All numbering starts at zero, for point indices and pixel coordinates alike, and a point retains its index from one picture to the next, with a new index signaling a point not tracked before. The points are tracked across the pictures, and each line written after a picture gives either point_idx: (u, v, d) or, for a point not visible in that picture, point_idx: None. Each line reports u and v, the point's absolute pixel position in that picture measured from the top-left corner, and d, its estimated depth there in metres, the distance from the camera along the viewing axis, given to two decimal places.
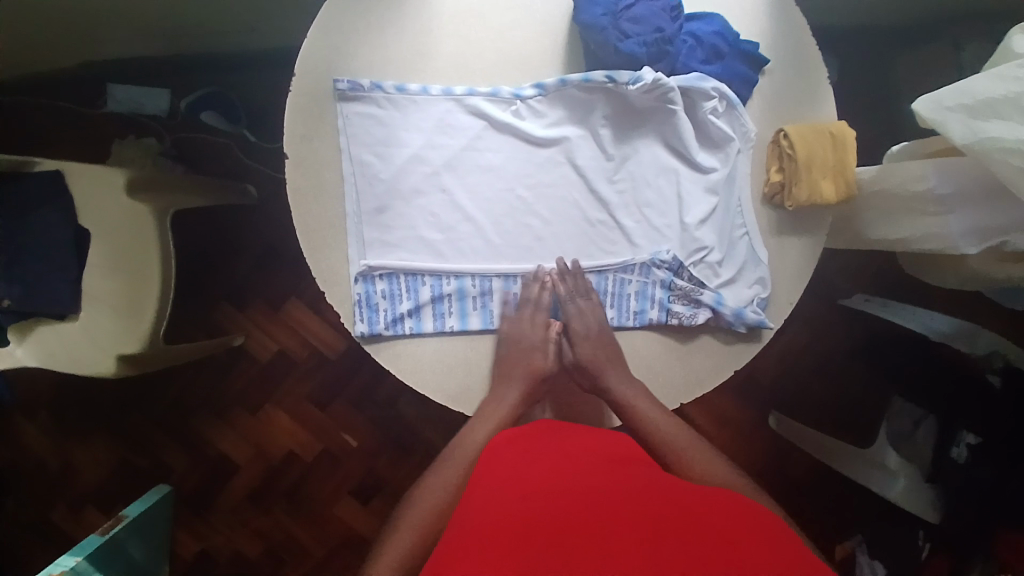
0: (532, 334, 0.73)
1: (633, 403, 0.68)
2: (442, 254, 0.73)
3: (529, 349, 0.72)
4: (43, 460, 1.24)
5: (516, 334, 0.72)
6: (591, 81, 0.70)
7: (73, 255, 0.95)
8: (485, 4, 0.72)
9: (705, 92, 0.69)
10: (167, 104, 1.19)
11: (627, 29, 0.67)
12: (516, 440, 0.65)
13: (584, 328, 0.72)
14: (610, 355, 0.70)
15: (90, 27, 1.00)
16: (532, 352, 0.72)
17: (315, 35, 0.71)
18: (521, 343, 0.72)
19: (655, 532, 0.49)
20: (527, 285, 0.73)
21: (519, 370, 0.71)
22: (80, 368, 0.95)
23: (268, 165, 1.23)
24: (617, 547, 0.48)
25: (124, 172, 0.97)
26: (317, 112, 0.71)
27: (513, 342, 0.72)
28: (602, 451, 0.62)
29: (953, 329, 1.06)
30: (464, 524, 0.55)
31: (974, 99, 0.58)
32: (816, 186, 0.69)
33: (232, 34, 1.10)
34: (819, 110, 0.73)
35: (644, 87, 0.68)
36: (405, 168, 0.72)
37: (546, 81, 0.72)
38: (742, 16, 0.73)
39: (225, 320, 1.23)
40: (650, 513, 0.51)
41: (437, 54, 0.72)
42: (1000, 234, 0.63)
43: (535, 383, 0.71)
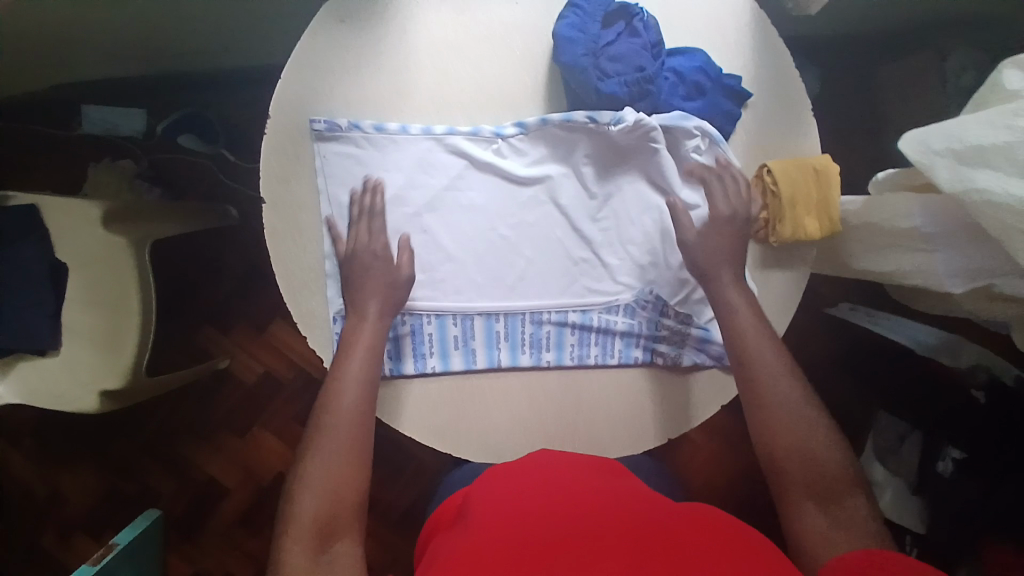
0: (371, 245, 0.69)
1: (739, 318, 0.66)
2: (416, 295, 0.72)
3: (369, 263, 0.68)
4: (30, 487, 1.23)
5: (365, 246, 0.69)
6: (572, 121, 0.69)
7: (49, 289, 0.94)
8: (464, 40, 0.71)
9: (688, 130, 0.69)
10: (143, 124, 1.16)
11: (607, 68, 0.67)
12: (503, 474, 0.66)
13: (731, 211, 0.70)
14: (727, 254, 0.69)
15: (60, 54, 0.98)
16: (370, 261, 0.68)
17: (290, 74, 0.69)
18: (362, 252, 0.68)
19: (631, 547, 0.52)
20: (366, 193, 0.70)
21: (372, 285, 0.68)
22: (61, 404, 0.93)
23: (246, 185, 1.20)
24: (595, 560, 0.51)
25: (99, 205, 0.96)
26: (294, 155, 0.69)
27: (354, 257, 0.68)
28: (583, 473, 0.65)
29: (936, 340, 1.06)
30: (452, 554, 0.57)
31: (963, 145, 0.54)
32: (800, 224, 0.69)
33: (206, 54, 1.08)
34: (803, 141, 0.72)
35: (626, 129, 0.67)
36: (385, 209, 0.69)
37: (526, 119, 0.71)
38: (723, 48, 0.72)
39: (209, 343, 1.22)
40: (624, 535, 0.54)
41: (417, 91, 0.70)
42: (987, 276, 0.60)
43: (390, 296, 0.68)
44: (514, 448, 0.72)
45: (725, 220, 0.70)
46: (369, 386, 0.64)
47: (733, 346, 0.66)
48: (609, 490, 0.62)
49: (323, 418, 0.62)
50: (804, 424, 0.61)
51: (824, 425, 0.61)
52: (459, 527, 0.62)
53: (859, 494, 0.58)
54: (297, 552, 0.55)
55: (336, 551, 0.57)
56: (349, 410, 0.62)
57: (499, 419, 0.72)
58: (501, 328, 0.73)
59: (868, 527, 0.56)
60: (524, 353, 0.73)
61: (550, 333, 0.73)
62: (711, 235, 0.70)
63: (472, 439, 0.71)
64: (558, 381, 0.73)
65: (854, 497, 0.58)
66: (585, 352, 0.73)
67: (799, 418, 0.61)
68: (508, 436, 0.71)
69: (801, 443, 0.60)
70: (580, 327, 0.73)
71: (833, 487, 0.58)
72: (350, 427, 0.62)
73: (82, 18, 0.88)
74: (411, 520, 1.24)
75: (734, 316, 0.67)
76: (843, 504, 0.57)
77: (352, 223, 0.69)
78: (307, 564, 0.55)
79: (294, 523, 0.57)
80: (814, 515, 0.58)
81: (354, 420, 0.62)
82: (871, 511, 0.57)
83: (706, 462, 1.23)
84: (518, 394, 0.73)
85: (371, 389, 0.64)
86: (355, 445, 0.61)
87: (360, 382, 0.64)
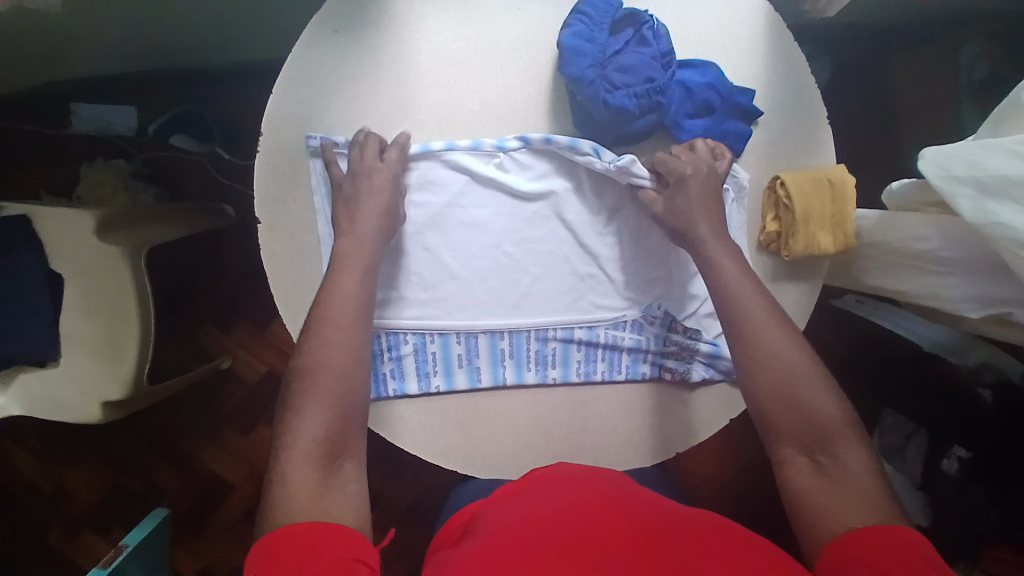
0: (382, 167, 0.66)
1: (725, 267, 0.62)
2: (419, 314, 0.70)
3: (377, 189, 0.65)
4: (37, 484, 1.24)
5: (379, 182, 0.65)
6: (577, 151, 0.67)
7: (48, 300, 0.93)
8: (466, 51, 0.68)
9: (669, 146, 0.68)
10: (136, 122, 1.14)
11: (615, 80, 0.64)
12: (507, 496, 0.65)
13: (689, 167, 0.65)
14: (701, 208, 0.65)
15: (48, 53, 0.95)
16: (380, 183, 0.65)
17: (285, 89, 0.67)
18: (376, 184, 0.65)
19: (640, 551, 0.54)
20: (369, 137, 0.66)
21: (371, 205, 0.65)
22: (65, 413, 0.92)
23: (244, 184, 1.18)
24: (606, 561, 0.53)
25: (94, 214, 0.94)
26: (290, 174, 0.67)
27: (360, 173, 0.65)
28: (593, 477, 0.66)
29: (943, 339, 1.01)
30: (465, 554, 0.58)
31: (986, 173, 0.52)
32: (814, 238, 0.67)
33: (198, 51, 1.05)
34: (816, 156, 0.69)
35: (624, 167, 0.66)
36: (372, 231, 0.64)
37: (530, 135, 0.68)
38: (737, 56, 0.69)
39: (210, 343, 1.21)
40: (632, 539, 0.56)
41: (417, 106, 0.68)
42: (1003, 305, 0.59)
43: (388, 222, 0.65)
44: (519, 467, 0.71)
45: (688, 178, 0.65)
46: (362, 307, 0.62)
47: (719, 298, 0.62)
48: (615, 494, 0.63)
49: (318, 342, 0.60)
50: (799, 369, 0.58)
51: (818, 372, 0.59)
52: (476, 526, 0.64)
53: (858, 441, 0.56)
54: (301, 474, 0.54)
55: (343, 474, 0.56)
56: (342, 328, 0.60)
57: (504, 437, 0.70)
58: (507, 345, 0.71)
59: (862, 479, 0.54)
60: (530, 370, 0.71)
61: (556, 350, 0.72)
62: (675, 202, 0.65)
63: (478, 457, 0.70)
64: (564, 398, 0.72)
65: (850, 446, 0.55)
66: (591, 368, 0.72)
67: (791, 370, 0.58)
68: (514, 454, 0.70)
69: (793, 394, 0.57)
70: (586, 343, 0.72)
71: (823, 439, 0.56)
72: (345, 350, 0.60)
73: (70, 17, 0.85)
74: (417, 517, 1.24)
75: (718, 268, 0.63)
76: (836, 456, 0.55)
77: (353, 147, 0.66)
78: (314, 485, 0.54)
79: (297, 446, 0.55)
80: (803, 469, 0.56)
81: (348, 343, 0.60)
82: (870, 458, 0.55)
83: (709, 455, 1.22)
84: (524, 411, 0.71)
85: (365, 309, 0.62)
86: (352, 369, 0.60)
87: (354, 303, 0.61)
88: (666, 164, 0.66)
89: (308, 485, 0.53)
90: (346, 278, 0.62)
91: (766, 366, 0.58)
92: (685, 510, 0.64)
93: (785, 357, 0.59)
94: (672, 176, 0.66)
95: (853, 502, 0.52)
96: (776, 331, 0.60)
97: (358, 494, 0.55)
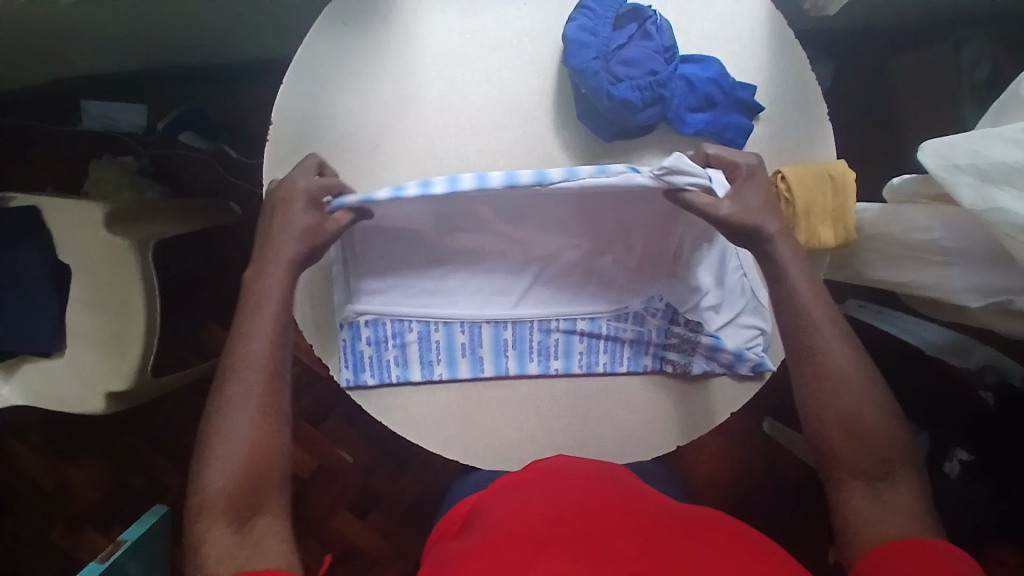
0: (307, 179, 0.64)
1: (791, 275, 0.63)
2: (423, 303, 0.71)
3: (292, 202, 0.63)
4: (39, 480, 1.24)
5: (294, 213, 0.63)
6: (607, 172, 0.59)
7: (52, 292, 0.92)
8: (471, 44, 0.69)
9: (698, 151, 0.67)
10: (143, 120, 1.16)
11: (618, 72, 0.65)
12: (503, 487, 0.66)
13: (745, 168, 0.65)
14: (766, 200, 0.64)
15: (59, 47, 0.96)
16: (298, 203, 0.63)
17: (293, 81, 0.68)
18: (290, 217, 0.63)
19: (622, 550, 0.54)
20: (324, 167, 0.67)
21: (281, 224, 0.63)
22: (69, 406, 0.93)
23: (249, 181, 1.19)
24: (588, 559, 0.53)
25: (102, 207, 0.94)
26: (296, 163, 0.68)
27: (280, 196, 0.64)
28: (604, 474, 0.66)
29: (945, 340, 1.00)
30: (470, 544, 0.59)
31: (988, 162, 0.53)
32: (815, 232, 0.67)
33: (208, 48, 1.06)
34: (817, 152, 0.70)
35: (675, 168, 0.59)
36: (290, 245, 0.63)
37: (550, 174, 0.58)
38: (738, 52, 0.70)
39: (213, 339, 1.21)
40: (619, 537, 0.56)
41: (421, 99, 0.69)
42: (1004, 293, 0.60)
43: (308, 240, 0.63)
44: (521, 458, 0.71)
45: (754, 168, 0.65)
46: (275, 350, 0.61)
47: (791, 310, 0.62)
48: (620, 489, 0.63)
49: (229, 397, 0.60)
50: (865, 395, 0.60)
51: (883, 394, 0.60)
52: (480, 514, 0.64)
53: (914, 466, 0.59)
54: (215, 532, 0.57)
55: (257, 527, 0.58)
56: (253, 377, 0.60)
57: (507, 429, 0.71)
58: (509, 336, 0.72)
59: (912, 506, 0.57)
60: (532, 361, 0.72)
61: (558, 341, 0.72)
62: (743, 196, 0.64)
63: (481, 447, 0.70)
64: (566, 390, 0.72)
65: (905, 472, 0.58)
66: (593, 359, 0.72)
67: (860, 392, 0.60)
68: (516, 446, 0.71)
69: (860, 414, 0.59)
70: (589, 334, 0.73)
71: (887, 466, 0.58)
72: (260, 403, 0.60)
73: (84, 13, 0.87)
74: (418, 514, 1.24)
75: (786, 276, 0.63)
76: (892, 482, 0.58)
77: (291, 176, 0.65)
78: (228, 542, 0.57)
79: (209, 503, 0.58)
80: (859, 490, 0.58)
81: (261, 396, 0.60)
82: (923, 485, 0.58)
83: (711, 457, 1.22)
84: (526, 402, 0.72)
85: (278, 356, 0.62)
86: (270, 420, 0.60)
87: (267, 346, 0.61)
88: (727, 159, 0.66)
89: (223, 544, 0.57)
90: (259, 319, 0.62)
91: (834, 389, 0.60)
92: (693, 507, 0.63)
93: (856, 379, 0.60)
94: (737, 170, 0.65)
95: (907, 526, 0.55)
96: (846, 349, 0.61)
97: (275, 545, 0.58)
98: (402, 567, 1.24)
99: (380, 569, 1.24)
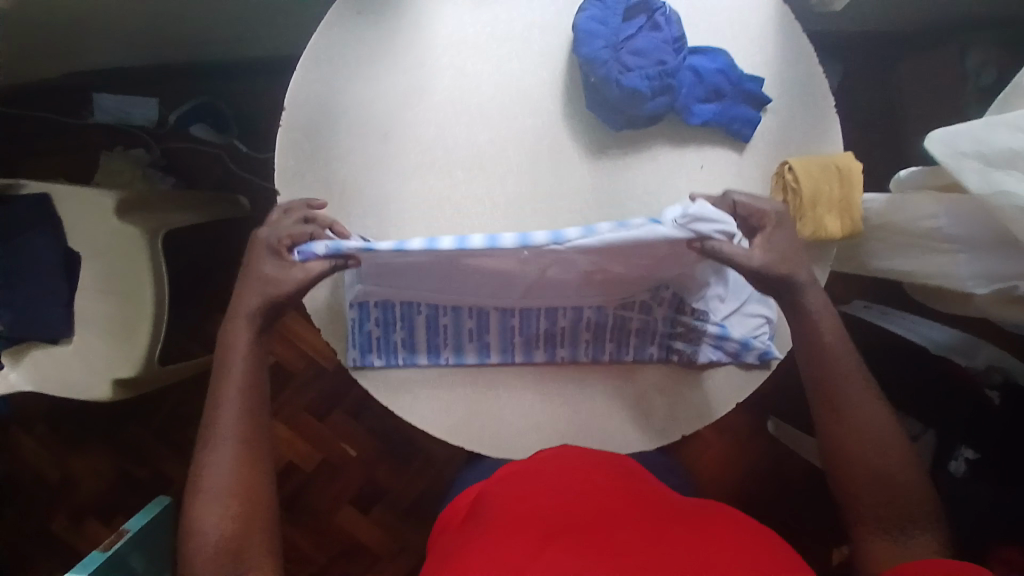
0: (286, 223, 0.66)
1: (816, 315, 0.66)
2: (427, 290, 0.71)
3: (261, 254, 0.66)
4: (42, 470, 1.24)
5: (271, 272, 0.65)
6: (626, 226, 0.59)
7: (62, 278, 0.95)
8: (482, 34, 0.70)
9: (724, 197, 0.67)
10: (155, 113, 1.17)
11: (628, 62, 0.66)
12: (523, 472, 0.65)
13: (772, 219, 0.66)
14: (792, 247, 0.66)
15: (75, 40, 0.97)
16: (263, 259, 0.65)
17: (307, 67, 0.69)
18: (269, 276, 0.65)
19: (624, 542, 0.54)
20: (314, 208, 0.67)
21: (249, 281, 0.65)
22: (76, 393, 0.93)
23: (259, 176, 1.20)
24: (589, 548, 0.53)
25: (114, 196, 0.95)
26: (308, 150, 0.69)
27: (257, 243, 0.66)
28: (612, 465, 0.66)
29: (949, 339, 1.05)
30: (477, 530, 0.60)
31: (992, 149, 0.54)
32: (821, 222, 0.68)
33: (222, 44, 1.08)
34: (824, 144, 0.71)
35: (698, 216, 0.61)
36: (254, 298, 0.65)
37: (565, 232, 0.60)
38: (747, 45, 0.71)
39: (219, 331, 1.22)
40: (621, 528, 0.56)
41: (432, 87, 0.70)
42: (1009, 279, 0.62)
43: (267, 289, 0.65)
44: (526, 446, 0.72)
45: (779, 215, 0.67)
46: (250, 401, 0.64)
47: (816, 362, 0.65)
48: (629, 482, 0.63)
49: (207, 454, 0.62)
50: (887, 447, 0.63)
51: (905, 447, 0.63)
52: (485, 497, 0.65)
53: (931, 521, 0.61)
54: None
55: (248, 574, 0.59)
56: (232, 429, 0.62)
57: (512, 417, 0.72)
58: (516, 323, 0.72)
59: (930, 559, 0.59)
60: (538, 350, 0.73)
61: (564, 328, 0.73)
62: (769, 244, 0.66)
63: (485, 435, 0.71)
64: (571, 378, 0.73)
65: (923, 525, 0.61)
66: (599, 350, 0.73)
67: (882, 444, 0.63)
68: (520, 434, 0.72)
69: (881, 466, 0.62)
70: (597, 324, 0.73)
71: (905, 517, 0.61)
72: (238, 454, 0.62)
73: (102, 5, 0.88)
74: (420, 512, 1.24)
75: (817, 327, 0.65)
76: (911, 535, 0.60)
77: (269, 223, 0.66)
78: None
79: (198, 558, 0.59)
80: (880, 540, 0.61)
81: (241, 437, 0.62)
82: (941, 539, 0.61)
83: (713, 456, 1.23)
84: (531, 389, 0.73)
85: (253, 403, 0.64)
86: (254, 459, 0.63)
87: (242, 400, 0.63)
88: (751, 208, 0.67)
89: None
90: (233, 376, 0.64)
91: (856, 421, 0.63)
92: (700, 501, 0.63)
93: (878, 431, 0.63)
94: (764, 218, 0.66)
95: None
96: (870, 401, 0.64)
97: None
98: (403, 564, 1.23)
99: (382, 565, 1.24)
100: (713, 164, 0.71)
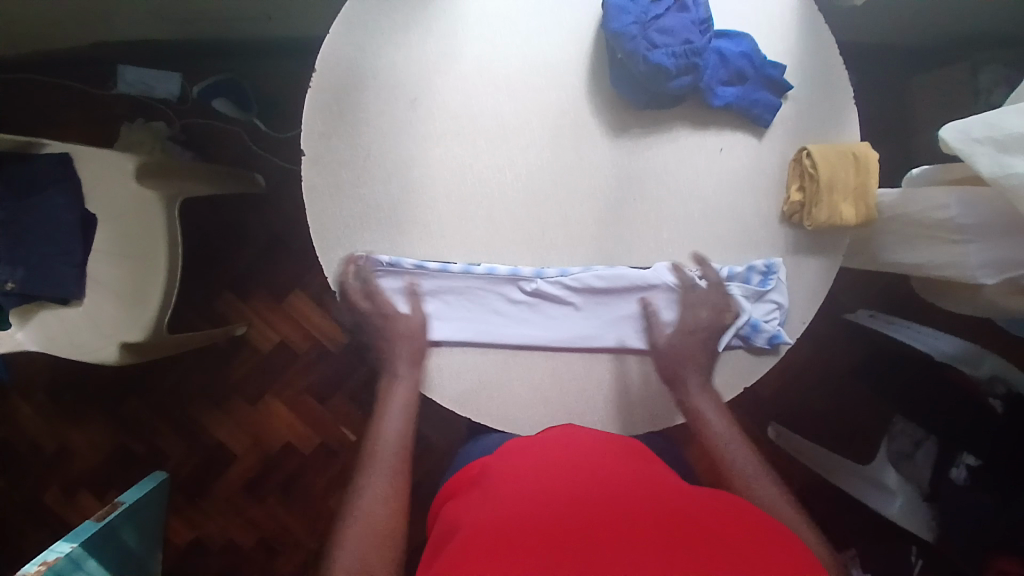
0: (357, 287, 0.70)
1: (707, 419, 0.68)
2: (440, 248, 0.70)
3: (387, 309, 0.70)
4: (38, 440, 1.24)
5: (397, 325, 0.69)
6: (615, 271, 0.69)
7: (78, 238, 0.94)
8: (513, 10, 0.72)
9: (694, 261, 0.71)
10: (178, 88, 1.18)
11: (655, 39, 0.67)
12: (530, 457, 0.62)
13: (709, 318, 0.70)
14: (705, 346, 0.70)
15: (108, 9, 0.99)
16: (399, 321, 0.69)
17: (339, 30, 0.70)
18: (395, 330, 0.69)
19: (622, 517, 0.51)
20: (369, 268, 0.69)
21: (398, 342, 0.69)
22: (83, 354, 0.93)
23: (277, 156, 1.22)
24: (586, 524, 0.51)
25: (133, 158, 0.95)
26: (337, 111, 0.70)
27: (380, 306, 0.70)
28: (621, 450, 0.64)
29: (958, 350, 1.00)
30: (475, 513, 0.57)
31: (1005, 133, 0.57)
32: (836, 209, 0.68)
33: (252, 24, 1.10)
34: (841, 133, 0.72)
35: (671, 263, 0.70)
36: (410, 363, 0.69)
37: (571, 268, 0.70)
38: (770, 33, 0.72)
39: (226, 309, 1.22)
40: (622, 504, 0.53)
41: (462, 56, 0.71)
42: (1017, 269, 0.65)
43: (414, 350, 0.69)
44: (533, 421, 0.70)
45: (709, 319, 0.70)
46: (406, 445, 0.67)
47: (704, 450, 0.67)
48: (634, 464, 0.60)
49: (359, 483, 0.64)
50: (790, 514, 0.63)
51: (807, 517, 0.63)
52: (482, 482, 0.63)
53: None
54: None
55: None
56: (388, 459, 0.65)
57: (521, 389, 0.70)
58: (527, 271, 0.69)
59: None
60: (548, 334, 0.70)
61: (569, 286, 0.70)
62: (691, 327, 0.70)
63: (495, 406, 0.70)
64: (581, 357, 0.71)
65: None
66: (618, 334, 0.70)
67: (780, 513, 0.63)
68: (529, 407, 0.70)
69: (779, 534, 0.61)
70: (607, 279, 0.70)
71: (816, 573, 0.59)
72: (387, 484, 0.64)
73: None
74: (417, 499, 1.23)
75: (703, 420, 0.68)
76: None
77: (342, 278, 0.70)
78: None
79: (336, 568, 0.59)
80: None
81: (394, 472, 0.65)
82: None
83: None
84: (540, 364, 0.71)
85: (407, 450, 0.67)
86: (398, 498, 0.64)
87: (398, 442, 0.67)
88: (696, 300, 0.70)
89: None
90: (393, 421, 0.68)
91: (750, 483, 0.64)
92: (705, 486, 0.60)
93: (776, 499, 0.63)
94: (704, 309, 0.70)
95: None
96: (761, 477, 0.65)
97: None
98: None
99: None
100: (732, 148, 0.72)
